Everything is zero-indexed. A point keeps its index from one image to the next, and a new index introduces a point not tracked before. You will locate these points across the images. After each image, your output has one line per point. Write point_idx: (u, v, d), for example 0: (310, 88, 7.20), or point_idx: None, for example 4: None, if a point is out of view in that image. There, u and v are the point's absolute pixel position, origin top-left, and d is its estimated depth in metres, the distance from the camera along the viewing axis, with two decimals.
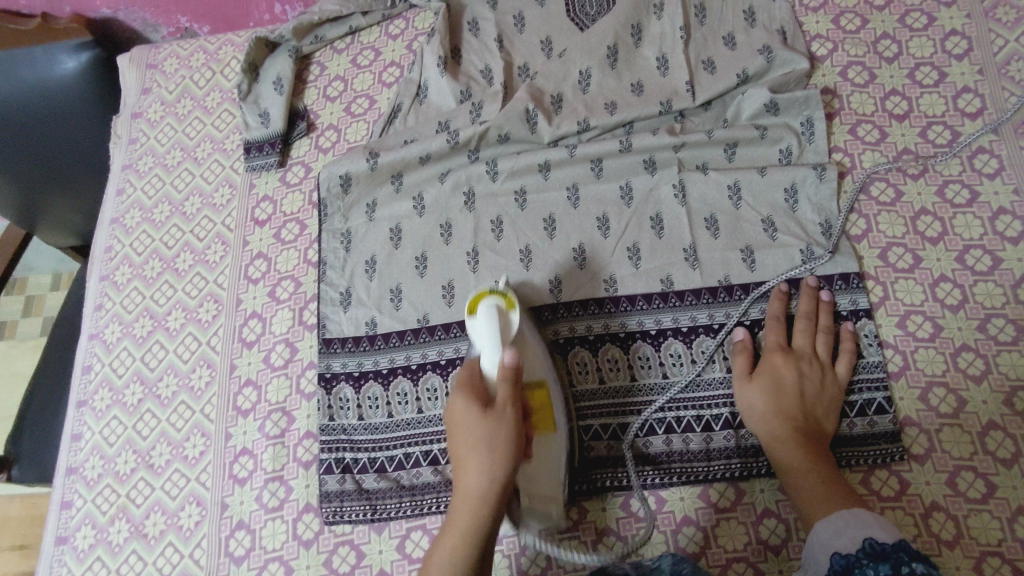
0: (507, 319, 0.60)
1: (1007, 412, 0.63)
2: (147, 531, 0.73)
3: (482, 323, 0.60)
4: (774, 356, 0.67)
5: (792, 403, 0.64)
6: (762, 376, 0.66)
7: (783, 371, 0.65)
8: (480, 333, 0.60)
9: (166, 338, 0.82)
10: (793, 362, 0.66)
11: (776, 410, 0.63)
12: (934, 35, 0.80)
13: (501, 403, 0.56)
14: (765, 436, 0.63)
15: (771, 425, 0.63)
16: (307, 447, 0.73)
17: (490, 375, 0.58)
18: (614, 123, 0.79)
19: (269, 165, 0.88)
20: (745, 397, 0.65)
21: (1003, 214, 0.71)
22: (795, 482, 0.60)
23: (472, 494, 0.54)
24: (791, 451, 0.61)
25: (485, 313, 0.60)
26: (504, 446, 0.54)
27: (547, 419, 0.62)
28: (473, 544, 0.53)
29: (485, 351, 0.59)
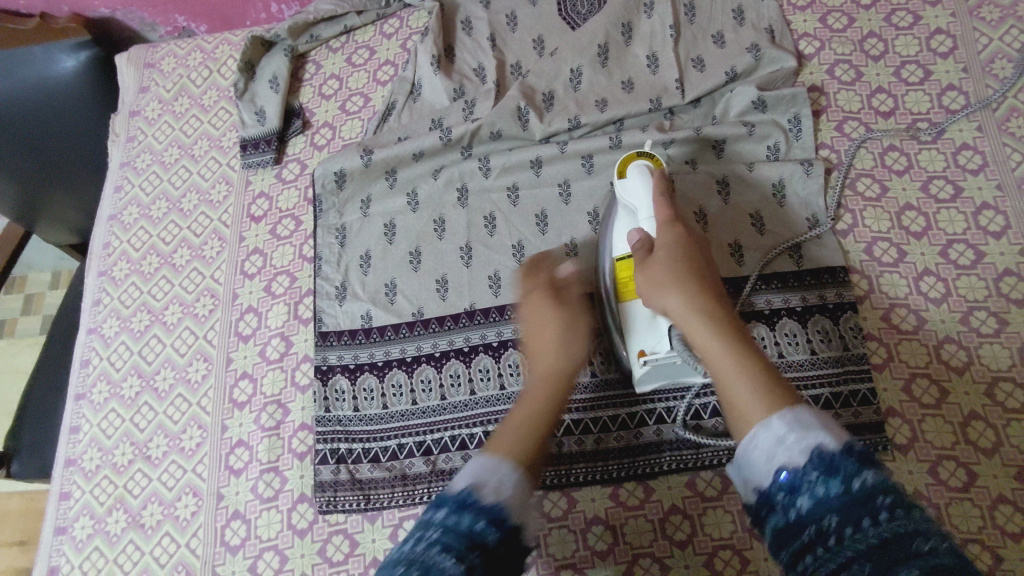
0: (658, 179, 0.67)
1: (988, 402, 0.64)
2: (144, 522, 0.74)
3: (633, 181, 0.67)
4: (684, 240, 0.62)
5: (702, 279, 0.59)
6: (663, 258, 0.61)
7: (680, 253, 0.61)
8: (630, 194, 0.67)
9: (164, 331, 0.83)
10: (693, 246, 0.62)
11: (689, 288, 0.58)
12: (919, 33, 0.82)
13: (663, 244, 0.62)
14: (676, 308, 0.57)
15: (684, 297, 0.57)
16: (302, 439, 0.75)
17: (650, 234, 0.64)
18: (605, 120, 0.81)
19: (265, 162, 0.89)
20: (659, 277, 0.59)
21: (986, 209, 0.72)
22: (719, 366, 0.52)
23: (552, 346, 0.63)
24: (713, 335, 0.53)
25: (635, 172, 0.67)
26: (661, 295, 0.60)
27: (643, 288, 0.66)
28: (552, 397, 0.59)
29: (638, 209, 0.66)
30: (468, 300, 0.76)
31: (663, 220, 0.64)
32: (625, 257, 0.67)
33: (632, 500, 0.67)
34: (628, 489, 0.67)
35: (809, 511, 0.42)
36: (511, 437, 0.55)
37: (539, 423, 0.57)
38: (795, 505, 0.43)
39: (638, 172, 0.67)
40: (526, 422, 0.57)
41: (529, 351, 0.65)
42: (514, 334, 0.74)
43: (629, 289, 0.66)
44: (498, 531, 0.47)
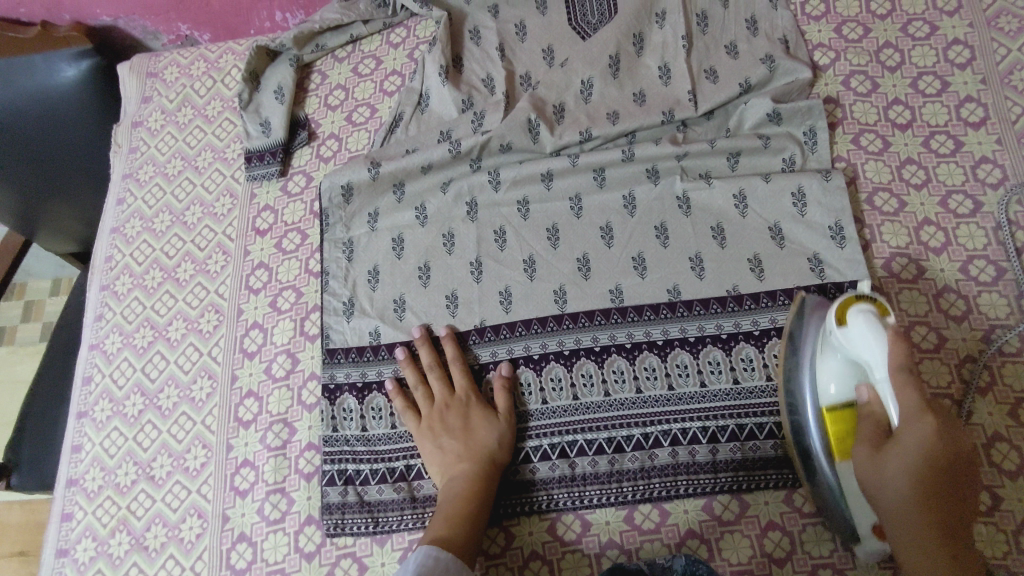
0: (892, 330, 0.54)
1: (1012, 424, 0.63)
2: (148, 543, 0.72)
3: (859, 332, 0.55)
4: (928, 441, 0.50)
5: (938, 480, 0.50)
6: (895, 456, 0.51)
7: (920, 461, 0.50)
8: (857, 344, 0.55)
9: (167, 348, 0.82)
10: (942, 441, 0.50)
11: (914, 478, 0.50)
12: (936, 44, 0.81)
13: (904, 434, 0.51)
14: (890, 505, 0.52)
15: (899, 494, 0.51)
16: (309, 459, 0.73)
17: (888, 411, 0.53)
18: (617, 132, 0.79)
19: (270, 174, 0.87)
20: (880, 476, 0.52)
21: (1006, 224, 0.71)
22: (909, 556, 0.51)
23: (473, 442, 0.67)
24: (917, 518, 0.50)
25: (857, 318, 0.55)
26: (907, 454, 0.50)
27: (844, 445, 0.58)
28: (471, 492, 0.64)
29: (869, 367, 0.54)
30: (479, 317, 0.75)
31: (908, 404, 0.51)
32: (841, 408, 0.58)
33: (647, 523, 0.66)
34: (644, 512, 0.66)
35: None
36: (436, 530, 0.61)
37: (461, 502, 0.63)
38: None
39: (866, 311, 0.56)
40: (449, 508, 0.63)
41: (437, 440, 0.69)
42: (526, 352, 0.73)
43: (844, 448, 0.57)
44: None
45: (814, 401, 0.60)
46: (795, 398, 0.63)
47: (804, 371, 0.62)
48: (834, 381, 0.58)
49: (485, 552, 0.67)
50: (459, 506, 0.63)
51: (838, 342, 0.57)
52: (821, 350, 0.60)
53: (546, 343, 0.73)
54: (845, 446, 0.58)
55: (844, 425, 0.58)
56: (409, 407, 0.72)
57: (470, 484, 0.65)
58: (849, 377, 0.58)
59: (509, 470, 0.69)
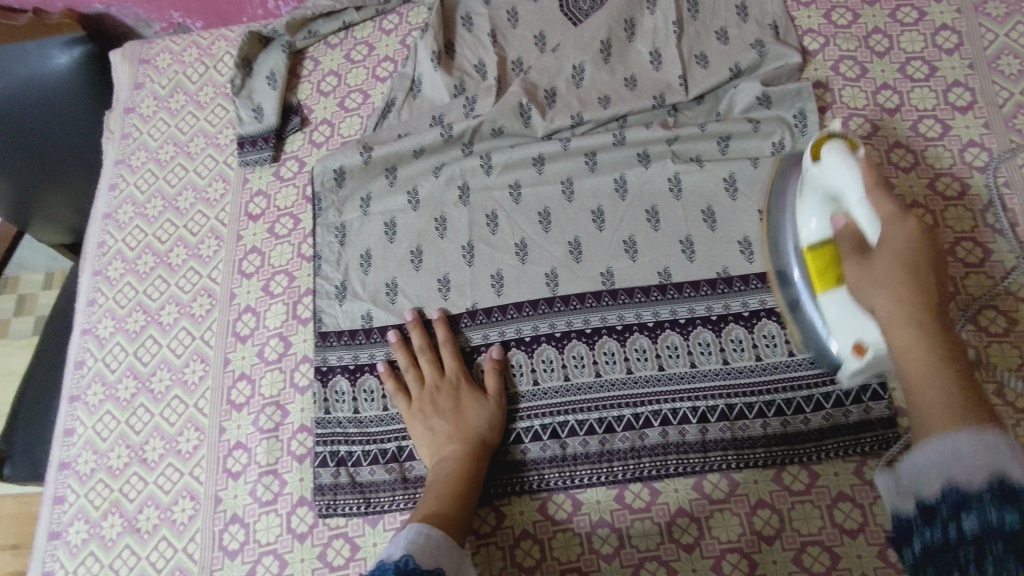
0: (862, 160, 0.55)
1: (998, 402, 0.64)
2: (140, 526, 0.73)
3: (832, 161, 0.56)
4: (909, 239, 0.48)
5: (925, 280, 0.47)
6: (880, 260, 0.48)
7: (906, 254, 0.48)
8: (830, 174, 0.56)
9: (159, 332, 0.82)
10: (922, 246, 0.48)
11: (904, 284, 0.47)
12: (924, 29, 0.81)
13: (885, 236, 0.49)
14: (885, 319, 0.47)
15: (896, 305, 0.46)
16: (301, 441, 0.73)
17: (861, 226, 0.52)
18: (608, 117, 0.80)
19: (263, 160, 0.87)
20: (870, 286, 0.49)
21: (993, 206, 0.71)
22: (918, 388, 0.43)
23: (464, 424, 0.68)
24: (914, 339, 0.45)
25: (831, 151, 0.56)
26: (897, 255, 0.48)
27: (828, 278, 0.59)
28: (461, 472, 0.64)
29: (841, 191, 0.55)
30: (471, 300, 0.75)
31: (886, 209, 0.50)
32: (820, 245, 0.59)
33: (638, 502, 0.66)
34: (634, 491, 0.67)
35: (973, 533, 0.36)
36: (426, 509, 0.61)
37: (451, 480, 0.64)
38: (959, 521, 0.37)
39: (840, 145, 0.56)
40: (439, 487, 0.63)
41: (427, 422, 0.69)
42: (518, 334, 0.73)
43: (826, 280, 0.59)
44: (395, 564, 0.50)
45: (798, 245, 0.63)
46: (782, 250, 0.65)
47: (791, 226, 0.64)
48: (813, 217, 0.59)
49: (476, 532, 0.68)
50: (450, 486, 0.63)
51: (814, 178, 0.58)
52: (801, 196, 0.62)
53: (537, 325, 0.73)
54: (827, 280, 0.59)
55: (826, 263, 0.59)
56: (400, 390, 0.72)
57: (460, 463, 0.65)
58: (827, 211, 0.58)
59: (500, 452, 0.70)
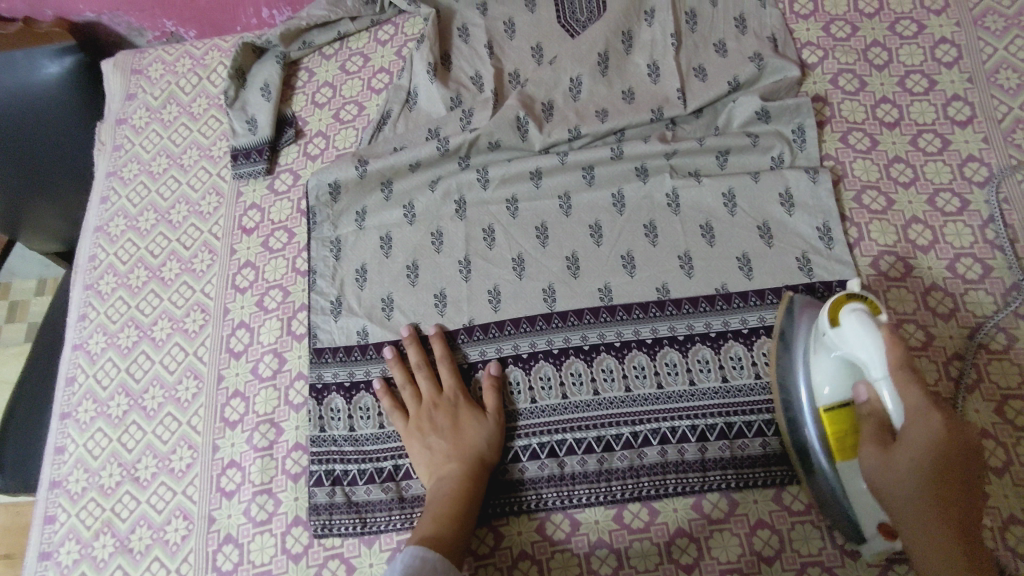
0: (886, 327, 0.53)
1: (999, 421, 0.63)
2: (132, 546, 0.72)
3: (853, 331, 0.53)
4: (936, 441, 0.48)
5: (948, 473, 0.48)
6: (901, 456, 0.50)
7: (929, 452, 0.48)
8: (852, 346, 0.53)
9: (152, 348, 0.81)
10: (949, 442, 0.48)
11: (923, 470, 0.49)
12: (923, 42, 0.81)
13: (908, 432, 0.49)
14: (899, 497, 0.50)
15: (901, 485, 0.49)
16: (296, 460, 0.72)
17: (887, 408, 0.51)
18: (606, 130, 0.79)
19: (256, 173, 0.86)
20: (890, 478, 0.50)
21: (993, 222, 0.71)
22: (928, 564, 0.48)
23: (462, 442, 0.67)
24: (923, 524, 0.48)
25: (851, 317, 0.54)
26: (921, 452, 0.49)
27: (846, 447, 0.57)
28: (459, 492, 0.64)
29: (866, 368, 0.53)
30: (468, 316, 0.75)
31: (912, 401, 0.49)
32: (837, 409, 0.58)
33: (636, 522, 0.65)
34: (633, 511, 0.66)
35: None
36: (423, 530, 0.60)
37: (449, 502, 0.63)
38: None
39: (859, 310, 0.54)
40: (437, 507, 0.62)
41: (425, 440, 0.68)
42: (515, 351, 0.72)
43: (845, 451, 0.57)
44: None
45: (812, 400, 0.60)
46: (791, 400, 0.63)
47: (804, 374, 0.62)
48: (829, 383, 0.58)
49: (473, 552, 0.67)
50: (447, 506, 0.62)
51: (833, 342, 0.56)
52: (818, 348, 0.60)
53: (535, 342, 0.72)
54: (845, 447, 0.57)
55: (842, 427, 0.58)
56: (397, 406, 0.72)
57: (458, 484, 0.64)
58: (852, 378, 0.57)
59: (498, 470, 0.69)
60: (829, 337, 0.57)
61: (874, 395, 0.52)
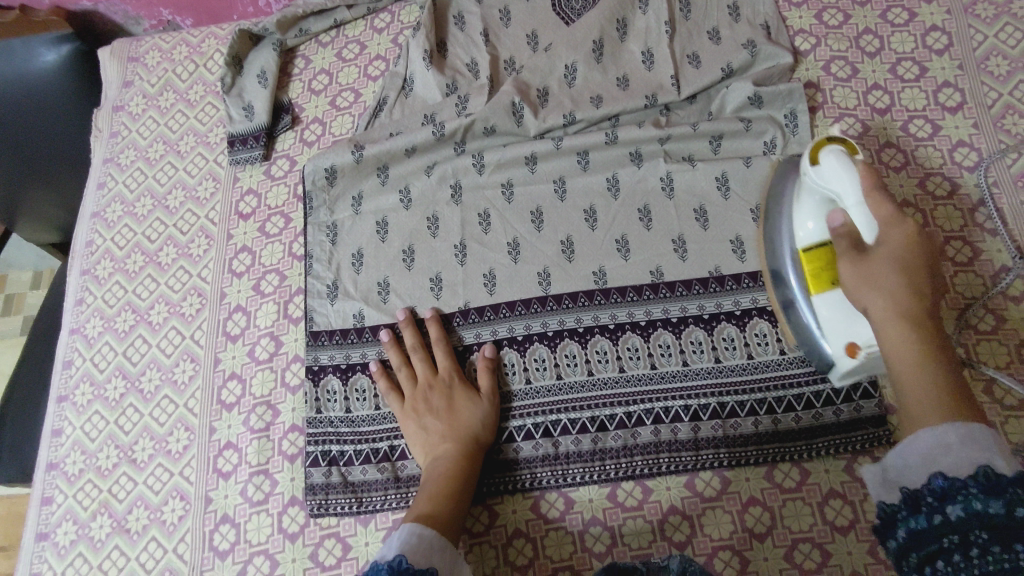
0: (862, 163, 0.56)
1: (987, 400, 0.64)
2: (129, 526, 0.72)
3: (831, 166, 0.56)
4: (906, 244, 0.52)
5: (919, 281, 0.50)
6: (879, 262, 0.51)
7: (903, 258, 0.51)
8: (830, 178, 0.56)
9: (149, 331, 0.81)
10: (918, 249, 0.52)
11: (903, 286, 0.50)
12: (914, 30, 0.82)
13: (883, 239, 0.52)
14: (879, 309, 0.50)
15: (892, 300, 0.50)
16: (293, 441, 0.73)
17: (857, 225, 0.53)
18: (600, 116, 0.80)
19: (253, 158, 0.87)
20: (872, 283, 0.51)
21: (982, 206, 0.72)
22: (911, 389, 0.46)
23: (458, 424, 0.67)
24: (907, 326, 0.48)
25: (830, 156, 0.57)
26: (903, 258, 0.51)
27: (823, 279, 0.60)
28: (456, 471, 0.64)
29: (841, 197, 0.55)
30: (463, 299, 0.75)
31: (886, 213, 0.52)
32: (815, 249, 0.61)
33: (630, 500, 0.66)
34: (627, 490, 0.67)
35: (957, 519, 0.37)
36: (421, 509, 0.61)
37: (446, 480, 0.63)
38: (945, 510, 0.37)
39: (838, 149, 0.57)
40: (434, 486, 0.63)
41: (421, 420, 0.69)
42: (510, 333, 0.73)
43: (820, 282, 0.60)
44: (388, 564, 0.50)
45: (794, 248, 0.63)
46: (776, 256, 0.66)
47: (785, 226, 0.65)
48: (810, 219, 0.61)
49: (468, 530, 0.67)
50: (445, 486, 0.63)
51: (811, 183, 0.60)
52: (799, 199, 0.63)
53: (530, 324, 0.73)
54: (823, 281, 0.60)
55: (820, 264, 0.60)
56: (393, 389, 0.72)
57: (455, 463, 0.65)
58: (824, 212, 0.60)
59: (493, 452, 0.69)
60: (808, 178, 0.60)
61: (847, 211, 0.54)
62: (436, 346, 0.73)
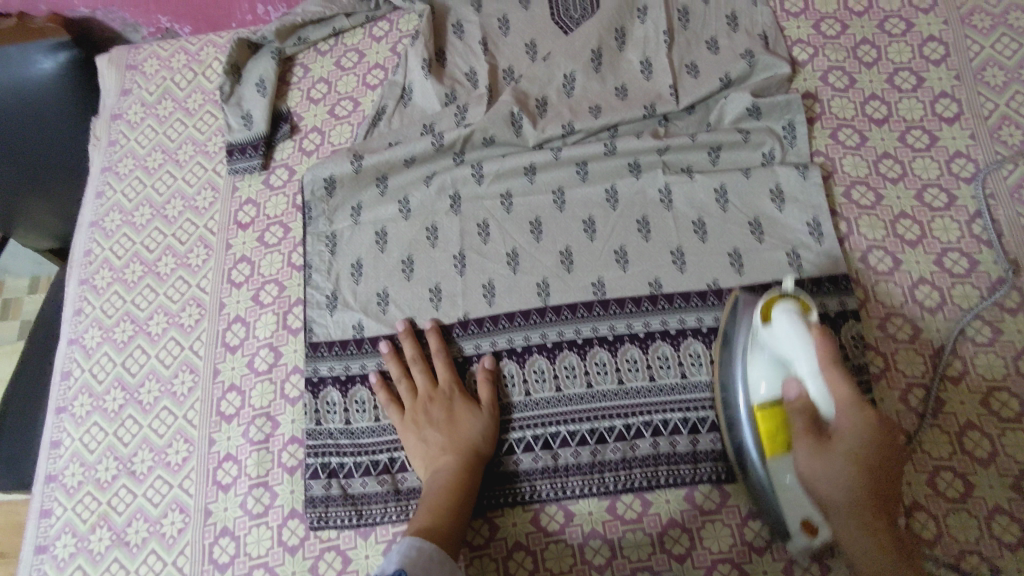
0: (817, 328, 0.55)
1: (984, 412, 0.65)
2: (129, 539, 0.72)
3: (785, 330, 0.55)
4: (866, 430, 0.51)
5: (873, 460, 0.51)
6: (836, 454, 0.51)
7: (862, 449, 0.50)
8: (782, 341, 0.55)
9: (148, 342, 0.81)
10: (875, 437, 0.51)
11: (854, 471, 0.50)
12: (912, 40, 0.82)
13: (842, 427, 0.51)
14: (841, 523, 0.51)
15: (844, 491, 0.50)
16: (292, 453, 0.73)
17: (815, 400, 0.52)
18: (599, 126, 0.80)
19: (252, 168, 0.87)
20: (826, 473, 0.50)
21: (979, 217, 0.72)
22: (849, 540, 0.51)
23: (458, 436, 0.67)
24: (856, 522, 0.50)
25: (783, 316, 0.55)
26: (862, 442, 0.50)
27: (778, 444, 0.56)
28: (456, 484, 0.64)
29: (796, 366, 0.54)
30: (462, 310, 0.75)
31: (841, 393, 0.51)
32: (769, 407, 0.57)
33: (629, 513, 0.66)
34: (626, 502, 0.67)
35: None
36: (421, 522, 0.61)
37: (445, 493, 0.63)
38: None
39: (791, 307, 0.56)
40: (434, 499, 0.63)
41: (421, 433, 0.69)
42: (509, 344, 0.73)
43: (775, 445, 0.57)
44: None
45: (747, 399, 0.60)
46: (729, 387, 0.63)
47: (737, 367, 0.61)
48: (764, 379, 0.57)
49: (469, 543, 0.67)
50: (444, 499, 0.63)
51: (764, 339, 0.58)
52: (752, 351, 0.59)
53: (529, 335, 0.73)
54: (776, 445, 0.57)
55: (775, 422, 0.56)
56: (393, 400, 0.72)
57: (454, 477, 0.65)
58: (779, 373, 0.56)
59: (493, 464, 0.69)
60: (762, 333, 0.58)
61: (805, 381, 0.53)
62: (437, 358, 0.73)
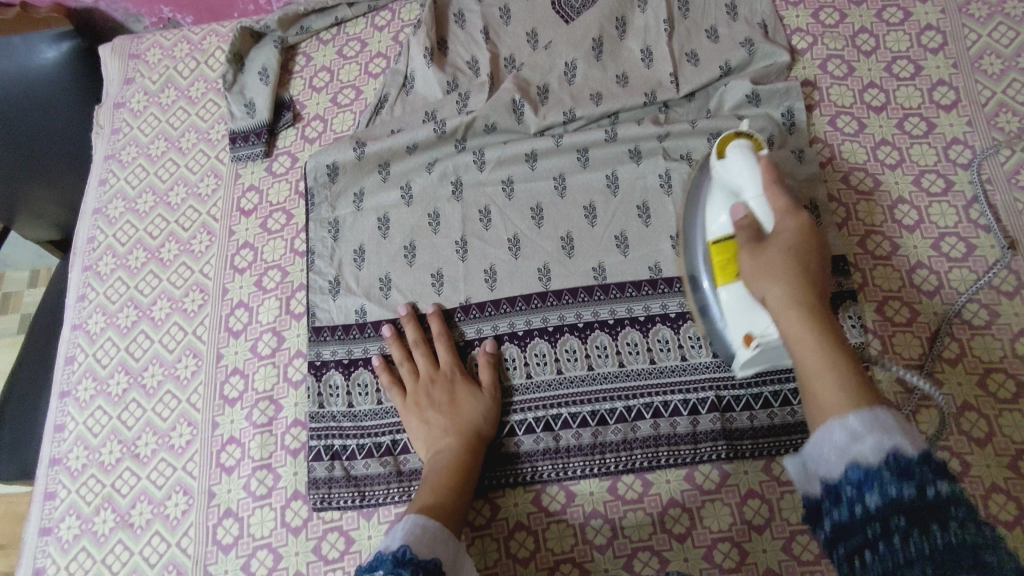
0: (763, 159, 0.59)
1: (981, 393, 0.65)
2: (133, 521, 0.72)
3: (736, 160, 0.59)
4: (799, 233, 0.54)
5: (811, 265, 0.53)
6: (775, 248, 0.53)
7: (796, 244, 0.54)
8: (732, 173, 0.60)
9: (151, 327, 0.81)
10: (810, 238, 0.54)
11: (793, 269, 0.52)
12: (910, 29, 0.83)
13: (779, 229, 0.55)
14: (775, 305, 0.51)
15: (786, 285, 0.51)
16: (295, 435, 0.73)
17: (758, 215, 0.56)
18: (600, 113, 0.80)
19: (255, 155, 0.87)
20: (765, 268, 0.53)
21: (977, 202, 0.73)
22: (807, 355, 0.47)
23: (459, 418, 0.68)
24: (802, 310, 0.49)
25: (735, 151, 0.60)
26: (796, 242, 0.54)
27: (727, 271, 0.60)
28: (458, 465, 0.65)
29: (743, 191, 0.58)
30: (464, 295, 0.76)
31: (780, 202, 0.56)
32: (722, 240, 0.61)
33: (630, 493, 0.67)
34: (627, 483, 0.67)
35: (876, 509, 0.37)
36: (423, 501, 0.61)
37: (446, 473, 0.64)
38: (863, 498, 0.38)
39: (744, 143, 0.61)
40: (436, 479, 0.64)
41: (423, 414, 0.70)
42: (511, 328, 0.74)
43: (726, 274, 0.60)
44: (392, 559, 0.51)
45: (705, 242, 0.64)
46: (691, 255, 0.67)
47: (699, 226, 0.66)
48: (719, 212, 0.61)
49: (470, 523, 0.68)
50: (446, 479, 0.63)
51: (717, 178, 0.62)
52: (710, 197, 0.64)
53: (530, 319, 0.74)
54: (727, 271, 0.60)
55: (726, 255, 0.60)
56: (395, 383, 0.73)
57: (455, 457, 0.65)
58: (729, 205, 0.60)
59: (494, 446, 0.70)
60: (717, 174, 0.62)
61: (749, 202, 0.57)
62: (438, 341, 0.73)
